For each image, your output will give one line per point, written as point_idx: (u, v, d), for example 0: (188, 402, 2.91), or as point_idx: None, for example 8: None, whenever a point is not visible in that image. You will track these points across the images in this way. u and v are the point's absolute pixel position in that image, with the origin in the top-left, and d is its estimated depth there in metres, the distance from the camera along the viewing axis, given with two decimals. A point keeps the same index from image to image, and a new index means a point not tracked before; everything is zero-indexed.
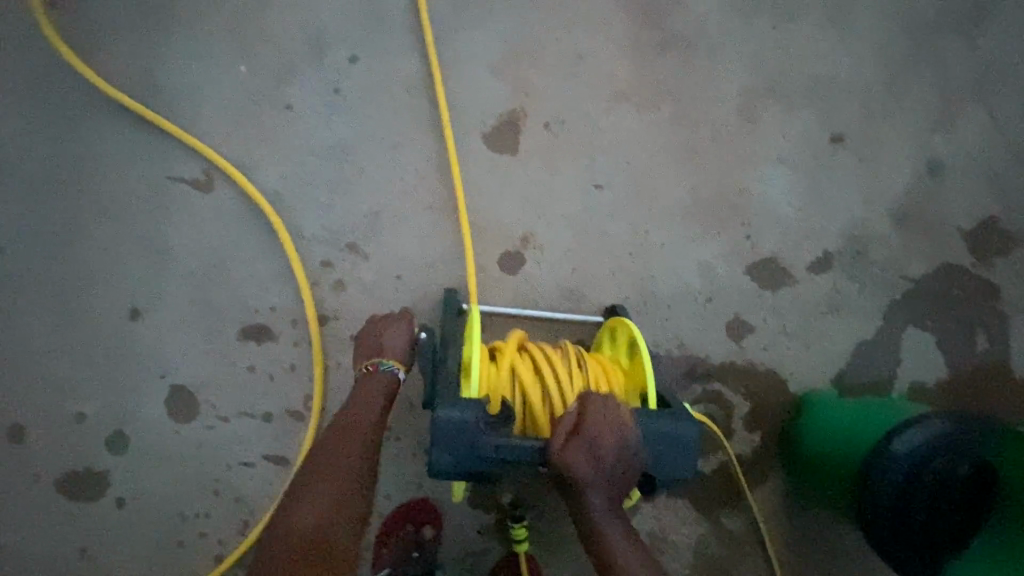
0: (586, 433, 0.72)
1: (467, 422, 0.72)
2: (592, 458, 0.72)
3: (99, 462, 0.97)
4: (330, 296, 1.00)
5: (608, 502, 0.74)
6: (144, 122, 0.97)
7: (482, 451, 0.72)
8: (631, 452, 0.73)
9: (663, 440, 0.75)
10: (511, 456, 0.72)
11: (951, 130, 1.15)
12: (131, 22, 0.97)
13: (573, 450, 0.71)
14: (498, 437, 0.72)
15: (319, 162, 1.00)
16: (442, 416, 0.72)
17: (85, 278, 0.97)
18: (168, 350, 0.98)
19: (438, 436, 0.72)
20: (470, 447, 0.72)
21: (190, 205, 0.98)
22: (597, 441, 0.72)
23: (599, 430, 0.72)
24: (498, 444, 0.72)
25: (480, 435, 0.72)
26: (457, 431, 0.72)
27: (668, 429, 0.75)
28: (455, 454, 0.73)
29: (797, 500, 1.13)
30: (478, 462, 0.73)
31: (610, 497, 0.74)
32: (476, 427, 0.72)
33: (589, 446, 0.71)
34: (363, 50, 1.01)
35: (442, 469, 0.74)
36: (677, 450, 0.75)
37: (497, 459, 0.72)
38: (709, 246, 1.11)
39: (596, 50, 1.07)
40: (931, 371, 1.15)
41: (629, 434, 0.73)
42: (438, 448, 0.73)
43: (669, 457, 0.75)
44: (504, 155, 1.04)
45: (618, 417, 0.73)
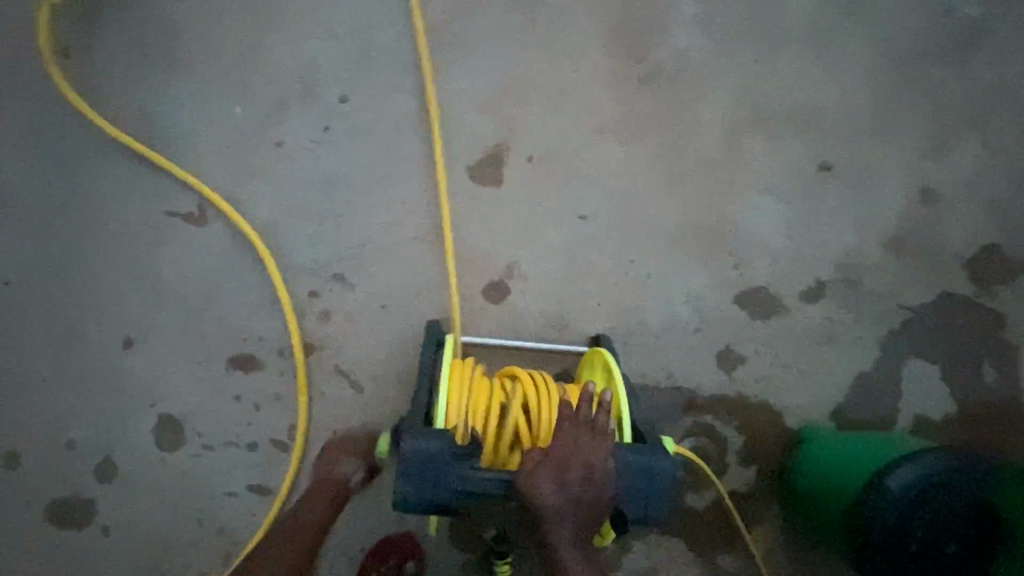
0: (552, 461, 0.73)
1: (435, 453, 0.73)
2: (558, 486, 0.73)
3: (88, 490, 0.99)
4: (316, 326, 1.02)
5: (576, 536, 0.74)
6: (143, 160, 1.02)
7: (448, 482, 0.73)
8: (599, 481, 0.74)
9: (631, 473, 0.75)
10: (477, 488, 0.73)
11: (944, 157, 1.14)
12: (132, 64, 1.03)
13: (538, 479, 0.72)
14: (463, 468, 0.73)
15: (309, 195, 1.04)
16: (409, 447, 0.73)
17: (83, 309, 1.00)
18: (158, 379, 1.00)
19: (405, 465, 0.73)
20: (436, 477, 0.73)
21: (184, 238, 1.01)
22: (563, 474, 0.73)
23: (565, 460, 0.74)
24: (465, 474, 0.73)
25: (447, 467, 0.73)
26: (423, 462, 0.73)
27: (638, 464, 0.75)
28: (421, 485, 0.73)
29: (796, 540, 1.08)
30: (444, 493, 0.74)
31: (578, 529, 0.74)
32: (442, 457, 0.73)
33: (555, 477, 0.73)
34: (352, 88, 1.05)
35: (408, 499, 0.74)
36: (645, 483, 0.75)
37: (463, 490, 0.73)
38: (697, 275, 1.10)
39: (579, 84, 1.09)
40: (937, 404, 1.11)
41: (596, 464, 0.74)
42: (404, 477, 0.74)
43: (637, 491, 0.75)
44: (488, 187, 1.07)
45: (584, 448, 0.74)
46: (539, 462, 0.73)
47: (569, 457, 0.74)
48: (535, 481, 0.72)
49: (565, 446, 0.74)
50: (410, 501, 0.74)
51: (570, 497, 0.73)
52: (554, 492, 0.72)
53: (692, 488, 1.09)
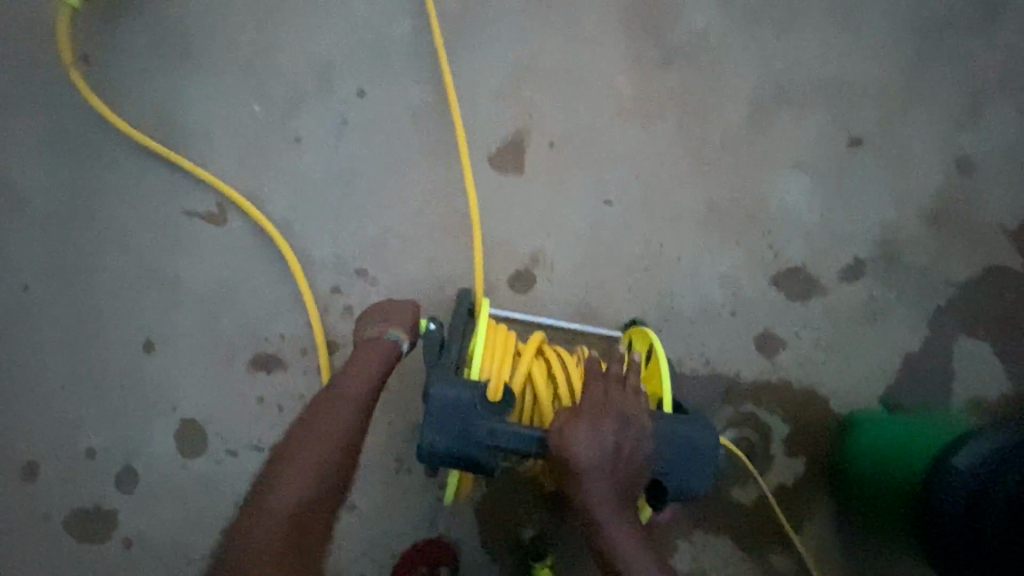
0: (585, 415, 0.66)
1: (462, 402, 0.68)
2: (592, 437, 0.64)
3: (109, 499, 0.95)
4: (338, 321, 0.99)
5: (615, 500, 0.64)
6: (162, 161, 1.01)
7: (477, 436, 0.67)
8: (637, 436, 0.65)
9: (671, 442, 0.68)
10: (506, 442, 0.66)
11: (979, 126, 1.10)
12: (151, 68, 1.03)
13: (572, 433, 0.64)
14: (492, 420, 0.67)
15: (328, 190, 1.02)
16: (435, 393, 0.68)
17: (103, 313, 0.99)
18: (179, 382, 0.98)
19: (431, 412, 0.68)
20: (463, 430, 0.67)
21: (204, 237, 1.00)
22: (599, 428, 0.65)
23: (599, 411, 0.66)
24: (494, 428, 0.67)
25: (476, 417, 0.67)
26: (450, 412, 0.68)
27: (684, 434, 0.68)
28: (447, 435, 0.68)
29: (852, 534, 1.02)
30: (472, 448, 0.67)
31: (620, 497, 0.65)
32: (473, 407, 0.68)
33: (590, 431, 0.64)
34: (369, 81, 1.04)
35: (433, 454, 0.68)
36: (686, 453, 0.68)
37: (491, 444, 0.67)
38: (729, 256, 1.06)
39: (598, 68, 1.08)
40: (993, 384, 1.04)
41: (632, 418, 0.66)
42: (428, 428, 0.68)
43: (677, 460, 0.68)
44: (510, 174, 1.04)
45: (618, 401, 0.67)
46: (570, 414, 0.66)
47: (604, 409, 0.66)
48: (566, 431, 0.64)
49: (596, 401, 0.67)
50: (435, 455, 0.68)
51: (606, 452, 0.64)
52: (591, 447, 0.64)
53: (735, 484, 1.03)
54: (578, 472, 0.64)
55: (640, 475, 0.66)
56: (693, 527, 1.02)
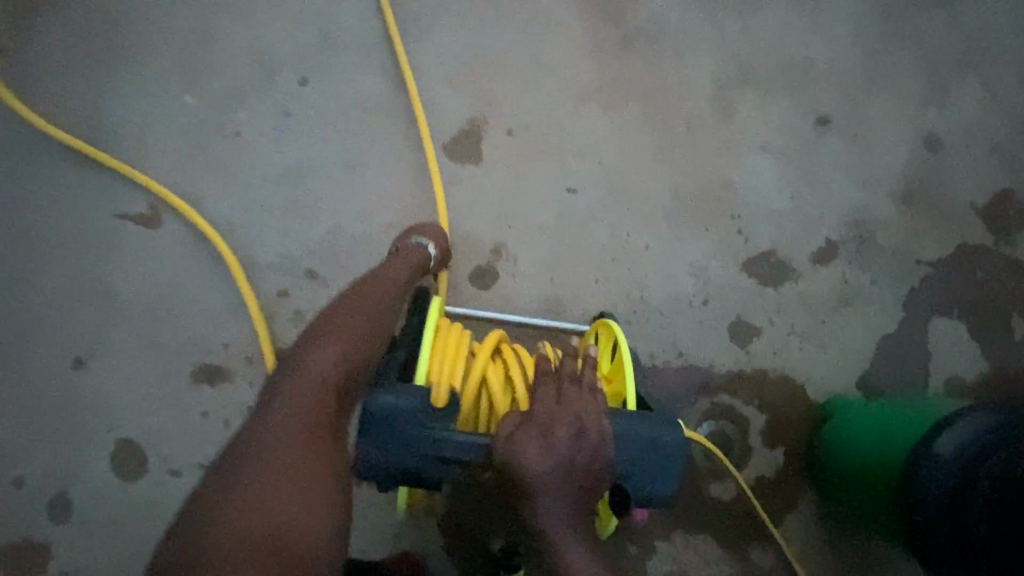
0: (536, 421, 0.59)
1: (404, 410, 0.61)
2: (545, 446, 0.58)
3: (40, 531, 0.88)
4: (287, 327, 0.92)
5: (572, 515, 0.58)
6: (88, 161, 0.93)
7: (420, 447, 0.61)
8: (595, 444, 0.60)
9: (634, 441, 0.63)
10: (453, 454, 0.61)
11: (945, 103, 1.08)
12: (73, 61, 0.95)
13: (521, 442, 0.58)
14: (435, 429, 0.61)
15: (271, 188, 0.95)
16: (373, 402, 0.61)
17: (27, 328, 0.91)
18: (115, 400, 0.90)
19: (370, 423, 0.62)
20: (403, 441, 0.61)
21: (137, 242, 0.92)
22: (553, 435, 0.59)
23: (551, 416, 0.60)
24: (438, 438, 0.61)
25: (420, 428, 0.61)
26: (390, 422, 0.61)
27: (646, 434, 0.63)
28: (388, 447, 0.61)
29: (835, 526, 0.99)
30: (414, 461, 0.61)
31: (579, 512, 0.58)
32: (417, 416, 0.61)
33: (542, 439, 0.58)
34: (312, 70, 0.98)
35: (374, 468, 0.62)
36: (651, 454, 0.63)
37: (437, 457, 0.61)
38: (698, 244, 1.02)
39: (555, 51, 1.03)
40: (969, 365, 1.02)
41: (589, 423, 0.60)
42: (365, 441, 0.62)
43: (641, 461, 0.63)
44: (467, 165, 0.99)
45: (573, 404, 0.61)
46: (518, 423, 0.60)
47: (556, 413, 0.60)
48: (517, 440, 0.58)
49: (548, 406, 0.61)
50: (375, 470, 0.62)
51: (560, 461, 0.58)
52: (544, 456, 0.58)
53: (713, 480, 0.99)
54: (531, 485, 0.57)
55: (601, 484, 0.59)
56: (671, 526, 0.98)
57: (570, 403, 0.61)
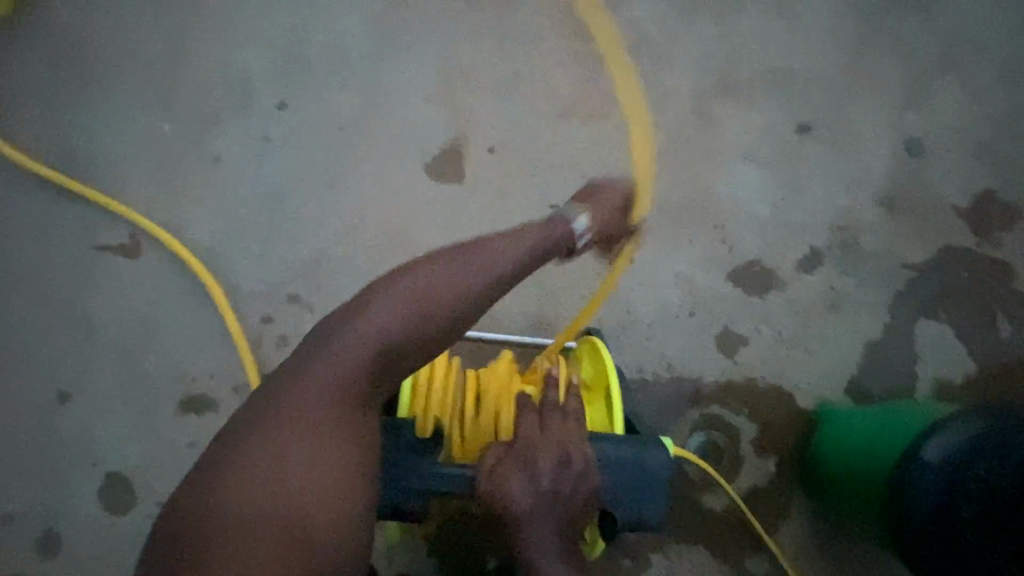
0: (518, 452, 0.59)
1: (387, 444, 0.64)
2: (527, 478, 0.58)
3: (28, 568, 0.87)
4: (273, 353, 0.92)
5: (557, 548, 0.57)
6: (66, 192, 0.93)
7: (403, 480, 0.62)
8: (579, 474, 0.59)
9: (620, 467, 0.63)
10: (436, 486, 0.62)
11: (925, 106, 1.08)
12: (47, 91, 0.94)
13: (503, 475, 0.58)
14: (421, 463, 0.62)
15: (253, 213, 0.95)
16: None
17: (9, 364, 0.90)
18: (100, 433, 0.89)
19: None
20: (389, 476, 0.62)
21: (118, 272, 0.92)
22: (534, 466, 0.58)
23: (534, 447, 0.59)
24: (423, 471, 0.62)
25: (403, 461, 0.63)
26: None
27: (630, 457, 0.63)
28: None
29: (828, 534, 0.99)
30: (399, 495, 0.62)
31: (562, 543, 0.58)
32: (398, 450, 0.63)
33: (523, 472, 0.58)
34: (291, 93, 0.97)
35: None
36: (637, 479, 0.63)
37: (420, 490, 0.62)
38: (683, 255, 1.03)
39: (534, 66, 1.03)
40: (956, 367, 1.03)
41: (573, 452, 0.60)
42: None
43: (626, 486, 0.63)
44: (449, 183, 0.99)
45: (556, 433, 0.61)
46: (500, 454, 0.60)
47: (539, 444, 0.60)
48: (498, 472, 0.58)
49: (531, 436, 0.60)
50: None
51: (542, 493, 0.58)
52: (525, 489, 0.58)
53: (705, 490, 0.99)
54: (512, 518, 0.58)
55: (585, 514, 0.59)
56: (665, 538, 0.98)
57: (553, 432, 0.61)
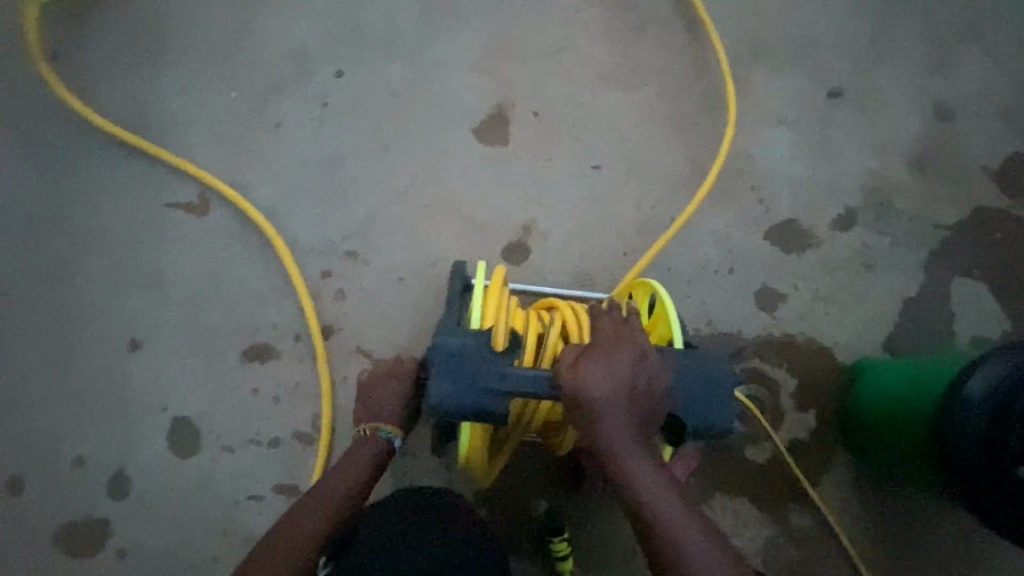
0: (596, 350, 0.66)
1: (469, 348, 0.67)
2: (607, 373, 0.65)
3: (100, 508, 0.91)
4: (332, 306, 0.97)
5: (635, 434, 0.65)
6: (139, 155, 0.99)
7: (485, 381, 0.65)
8: (652, 369, 0.66)
9: (683, 377, 0.69)
10: (518, 387, 0.65)
11: (952, 72, 1.11)
12: (122, 62, 1.01)
13: (586, 370, 0.64)
14: (502, 365, 0.66)
15: (311, 174, 1.00)
16: (440, 343, 0.67)
17: (84, 314, 0.95)
18: (168, 380, 0.94)
19: (436, 363, 0.66)
20: (472, 378, 0.65)
21: (186, 229, 0.97)
22: (613, 361, 0.66)
23: (610, 346, 0.67)
24: (505, 371, 0.66)
25: (484, 365, 0.66)
26: (456, 361, 0.66)
27: (693, 367, 0.69)
28: (454, 384, 0.66)
29: (869, 484, 1.01)
30: (481, 396, 0.65)
31: (640, 429, 0.65)
32: (480, 353, 0.66)
33: (605, 364, 0.65)
34: (346, 64, 1.03)
35: (442, 406, 0.66)
36: (705, 386, 0.69)
37: (503, 391, 0.65)
38: (720, 215, 1.06)
39: (574, 37, 1.08)
40: (993, 323, 1.04)
41: (644, 350, 0.67)
42: (436, 380, 0.66)
43: (696, 394, 0.69)
44: (495, 146, 1.03)
45: (627, 336, 0.68)
46: (581, 354, 0.66)
47: (613, 344, 0.67)
48: (581, 368, 0.64)
49: (606, 338, 0.68)
50: (441, 407, 0.66)
51: (622, 385, 0.65)
52: (606, 381, 0.64)
53: (748, 443, 1.01)
54: (598, 406, 0.64)
55: (658, 408, 0.66)
56: (710, 490, 1.00)
57: (622, 336, 0.68)
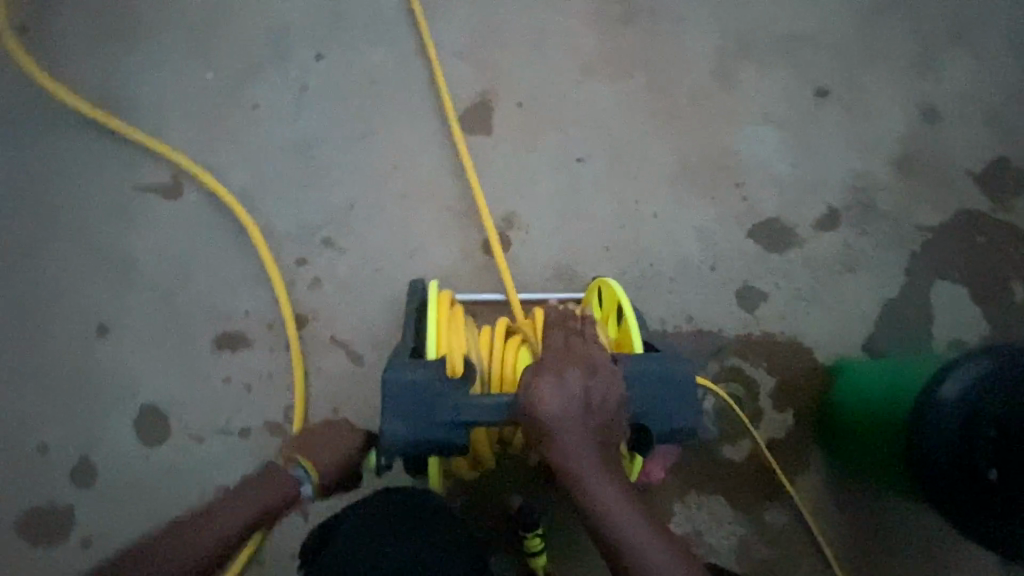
0: (548, 366, 0.67)
1: (423, 380, 0.68)
2: (561, 389, 0.65)
3: (64, 497, 0.89)
4: (307, 295, 0.95)
5: (595, 449, 0.66)
6: (110, 135, 0.96)
7: (440, 415, 0.67)
8: (606, 380, 0.68)
9: (643, 383, 0.69)
10: (474, 418, 0.67)
11: (939, 74, 1.11)
12: (95, 38, 0.98)
13: (538, 387, 0.65)
14: (456, 395, 0.67)
15: (288, 159, 0.98)
16: (388, 376, 0.67)
17: (50, 298, 0.92)
18: (137, 368, 0.92)
19: (390, 397, 0.67)
20: (427, 411, 0.67)
21: (158, 213, 0.95)
22: (566, 375, 0.66)
23: (562, 360, 0.68)
24: (459, 403, 0.67)
25: (440, 396, 0.67)
26: (412, 394, 0.68)
27: (654, 370, 0.70)
28: (409, 421, 0.67)
29: (845, 485, 1.01)
30: (438, 428, 0.67)
31: (600, 443, 0.66)
32: (435, 386, 0.68)
33: (556, 381, 0.66)
34: (327, 47, 1.01)
35: (399, 441, 0.67)
36: (664, 388, 0.70)
37: (459, 423, 0.67)
38: (703, 211, 1.05)
39: (561, 27, 1.06)
40: (970, 326, 1.05)
41: (597, 361, 0.69)
42: (389, 419, 0.67)
43: (655, 399, 0.69)
44: (478, 136, 1.02)
45: (578, 350, 0.70)
46: (534, 373, 0.67)
47: (565, 358, 0.69)
48: (533, 387, 0.65)
49: (558, 353, 0.70)
50: (399, 441, 0.67)
51: (575, 399, 0.66)
52: (558, 397, 0.65)
53: (726, 442, 1.01)
54: (551, 428, 0.64)
55: (617, 418, 0.67)
56: (686, 488, 0.99)
57: (575, 349, 0.71)
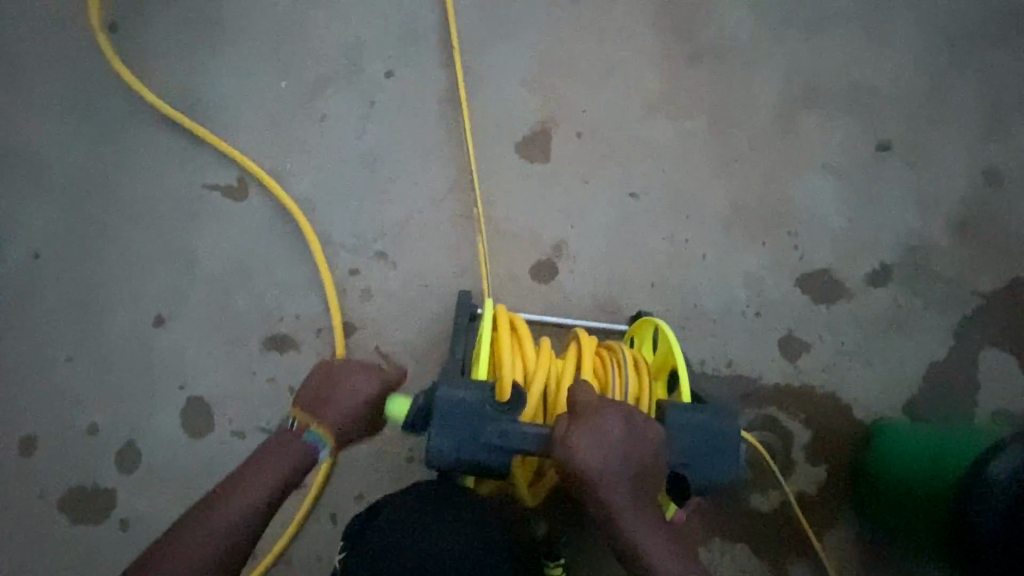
0: (585, 419, 0.68)
1: (471, 403, 0.69)
2: (597, 444, 0.67)
3: (107, 477, 0.92)
4: (355, 304, 0.97)
5: (632, 498, 0.67)
6: (185, 133, 0.99)
7: (485, 436, 0.69)
8: (641, 435, 0.68)
9: (691, 435, 0.72)
10: (516, 443, 0.69)
11: (1007, 138, 1.09)
12: (179, 39, 1.02)
13: (574, 441, 0.67)
14: (502, 420, 0.69)
15: (351, 170, 1.00)
16: (443, 394, 0.70)
17: (113, 284, 0.96)
18: (188, 359, 0.95)
19: (440, 416, 0.69)
20: (473, 432, 0.69)
21: (222, 211, 0.98)
22: (602, 431, 0.67)
23: (600, 414, 0.68)
24: (504, 428, 0.69)
25: (486, 419, 0.69)
26: (460, 412, 0.69)
27: (700, 424, 0.72)
28: (455, 441, 0.69)
29: (873, 546, 0.99)
30: (482, 451, 0.69)
31: (634, 496, 0.68)
32: (483, 408, 0.69)
33: (594, 436, 0.67)
34: (398, 63, 1.03)
35: (443, 459, 0.69)
36: (708, 444, 0.72)
37: (502, 446, 0.69)
38: (753, 256, 1.05)
39: (627, 61, 1.07)
40: (1018, 398, 1.02)
41: (634, 416, 0.69)
42: (436, 435, 0.69)
43: (701, 452, 0.72)
44: (535, 163, 1.03)
45: (614, 405, 0.70)
46: (569, 422, 0.68)
47: (602, 411, 0.69)
48: (571, 442, 0.67)
49: (593, 402, 0.69)
50: (441, 461, 0.69)
51: (611, 454, 0.67)
52: (594, 454, 0.66)
53: (754, 489, 1.00)
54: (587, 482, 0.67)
55: (652, 469, 0.68)
56: (710, 532, 0.99)
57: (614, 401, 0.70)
